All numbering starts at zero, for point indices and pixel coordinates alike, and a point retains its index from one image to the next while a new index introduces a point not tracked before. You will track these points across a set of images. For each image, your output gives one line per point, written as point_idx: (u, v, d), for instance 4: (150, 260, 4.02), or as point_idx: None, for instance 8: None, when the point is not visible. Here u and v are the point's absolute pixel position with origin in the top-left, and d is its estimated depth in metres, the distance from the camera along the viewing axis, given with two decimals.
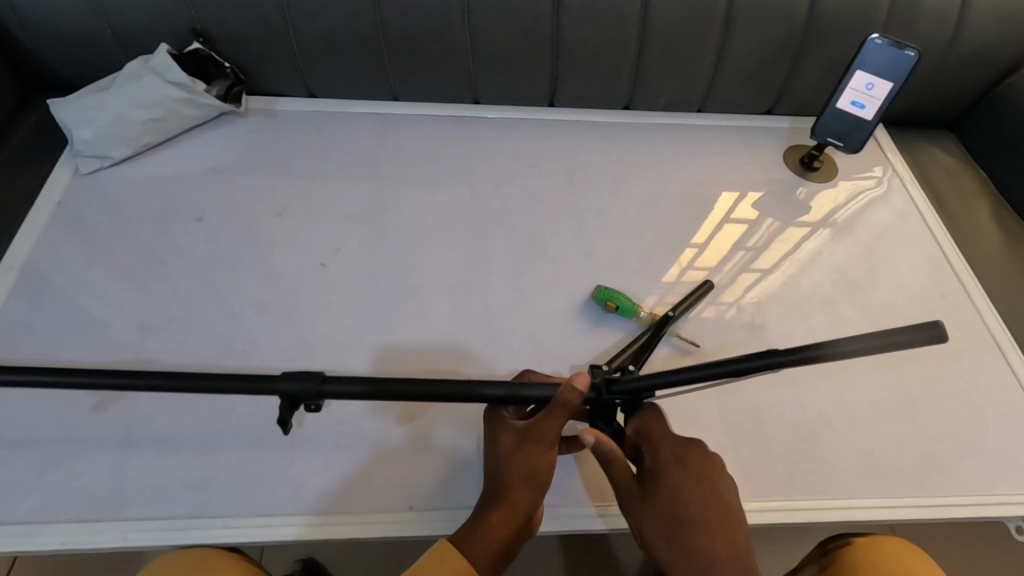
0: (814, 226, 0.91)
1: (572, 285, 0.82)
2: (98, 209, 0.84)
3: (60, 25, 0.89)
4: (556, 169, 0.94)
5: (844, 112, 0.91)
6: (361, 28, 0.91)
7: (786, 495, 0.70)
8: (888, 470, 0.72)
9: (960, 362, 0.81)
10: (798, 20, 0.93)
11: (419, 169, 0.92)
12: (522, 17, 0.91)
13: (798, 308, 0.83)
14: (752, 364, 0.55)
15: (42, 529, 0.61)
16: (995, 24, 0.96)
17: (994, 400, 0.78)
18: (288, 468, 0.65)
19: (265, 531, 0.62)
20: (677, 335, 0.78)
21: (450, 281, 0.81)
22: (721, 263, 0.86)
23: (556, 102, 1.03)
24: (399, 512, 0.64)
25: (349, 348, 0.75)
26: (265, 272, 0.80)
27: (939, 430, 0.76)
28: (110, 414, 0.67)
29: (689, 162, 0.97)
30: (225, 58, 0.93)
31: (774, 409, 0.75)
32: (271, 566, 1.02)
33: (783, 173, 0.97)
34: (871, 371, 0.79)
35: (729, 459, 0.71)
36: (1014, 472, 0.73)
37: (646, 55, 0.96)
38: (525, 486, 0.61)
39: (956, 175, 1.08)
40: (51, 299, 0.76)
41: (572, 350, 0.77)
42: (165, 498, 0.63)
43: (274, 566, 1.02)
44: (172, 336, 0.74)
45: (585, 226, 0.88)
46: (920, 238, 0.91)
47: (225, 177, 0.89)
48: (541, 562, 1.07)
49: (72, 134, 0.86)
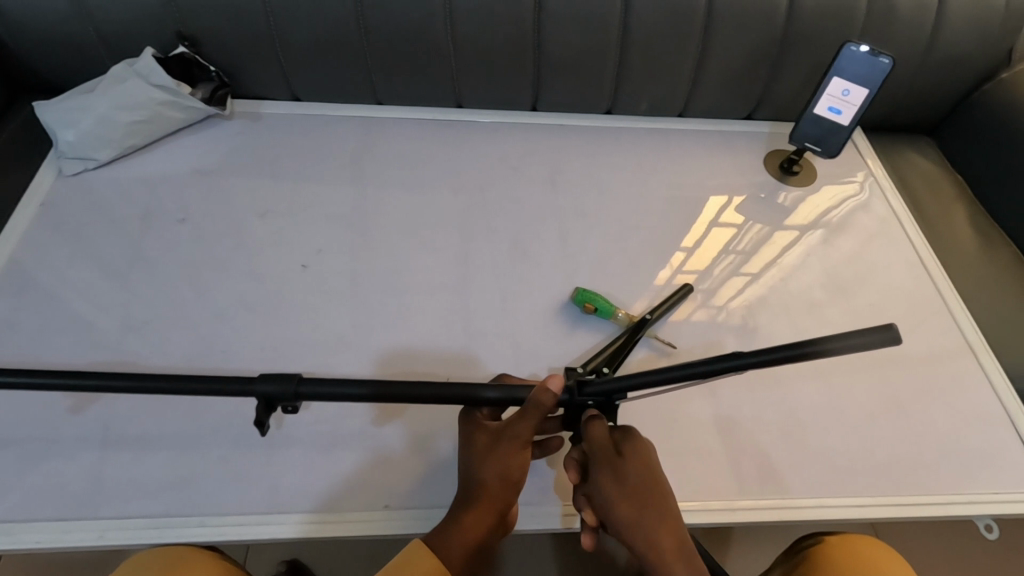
0: (794, 231, 0.92)
1: (552, 287, 0.83)
2: (83, 210, 0.85)
3: (47, 28, 0.90)
4: (539, 171, 0.95)
5: (822, 117, 0.92)
6: (346, 32, 0.92)
7: (761, 494, 0.71)
8: (861, 469, 0.73)
9: (936, 365, 0.82)
10: (777, 27, 0.94)
11: (402, 171, 0.93)
12: (504, 21, 0.92)
13: (777, 311, 0.84)
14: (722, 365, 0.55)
15: (19, 527, 0.61)
16: (970, 32, 0.98)
17: (969, 403, 0.79)
18: (266, 468, 0.66)
19: (242, 530, 0.62)
20: (655, 337, 0.79)
21: (433, 283, 0.82)
22: (707, 268, 0.86)
23: (540, 106, 1.04)
24: (375, 511, 0.64)
25: (329, 349, 0.75)
26: (248, 273, 0.81)
27: (913, 431, 0.76)
28: (90, 413, 0.68)
29: (672, 166, 0.98)
30: (210, 61, 0.94)
31: (750, 410, 0.76)
32: (255, 567, 1.02)
33: (764, 177, 0.98)
34: (847, 372, 0.80)
35: (705, 460, 0.72)
36: (985, 471, 0.74)
37: (627, 60, 0.97)
38: (500, 487, 0.62)
39: (935, 180, 1.10)
40: (32, 299, 0.77)
41: (552, 351, 0.77)
42: (143, 496, 0.63)
43: (257, 566, 1.02)
44: (154, 336, 0.75)
45: (567, 229, 0.89)
46: (899, 243, 0.92)
47: (209, 178, 0.89)
48: (526, 563, 1.07)
49: (56, 136, 0.86)
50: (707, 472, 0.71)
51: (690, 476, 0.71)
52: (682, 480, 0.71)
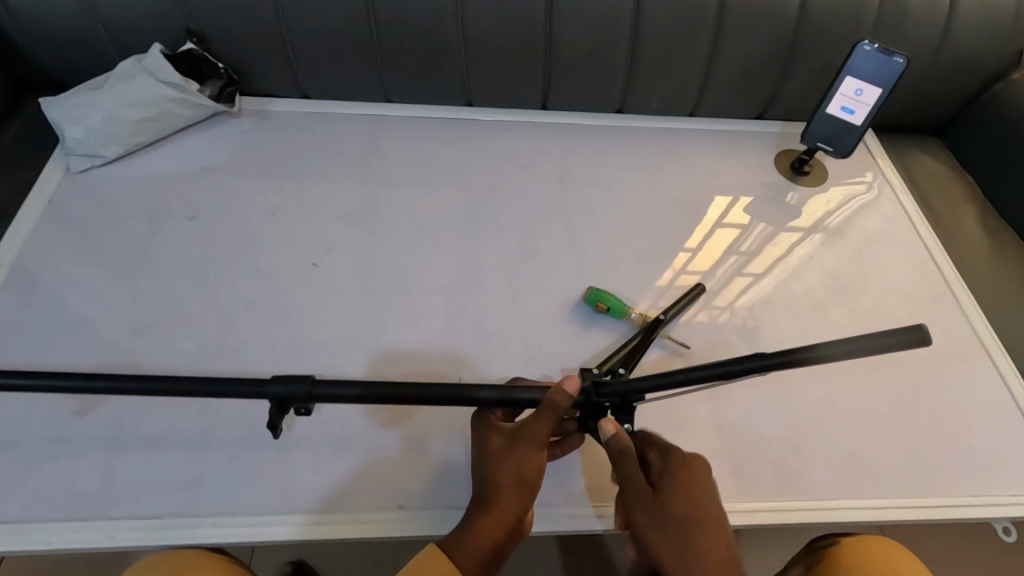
0: (805, 232, 0.91)
1: (563, 287, 0.83)
2: (89, 208, 0.84)
3: (53, 23, 0.89)
4: (549, 170, 0.95)
5: (833, 116, 0.92)
6: (355, 29, 0.91)
7: (776, 496, 0.70)
8: (877, 472, 0.73)
9: (949, 366, 0.81)
10: (788, 26, 0.94)
11: (412, 170, 0.92)
12: (515, 19, 0.92)
13: (789, 311, 0.83)
14: (747, 366, 0.54)
15: (27, 527, 0.60)
16: (982, 33, 0.98)
17: (981, 404, 0.79)
18: (277, 468, 0.65)
19: (253, 531, 0.61)
20: (668, 337, 0.78)
21: (442, 282, 0.81)
22: (713, 268, 0.86)
23: (549, 104, 1.03)
24: (388, 511, 0.63)
25: (341, 349, 0.75)
26: (258, 271, 0.80)
27: (927, 432, 0.76)
28: (99, 413, 0.67)
29: (682, 166, 0.98)
30: (218, 58, 0.93)
31: (764, 411, 0.76)
32: (260, 568, 1.02)
33: (774, 177, 0.98)
34: (861, 372, 0.80)
35: (720, 460, 0.72)
36: (1000, 472, 0.74)
37: (638, 59, 0.97)
38: (516, 488, 0.61)
39: (945, 181, 1.10)
40: (39, 297, 0.76)
41: (563, 351, 0.77)
42: (153, 497, 0.63)
43: (263, 568, 1.01)
44: (162, 335, 0.74)
45: (578, 229, 0.88)
46: (910, 245, 0.92)
47: (218, 176, 0.89)
48: (533, 564, 1.07)
49: (63, 133, 0.85)
50: (719, 473, 0.71)
51: None
52: None
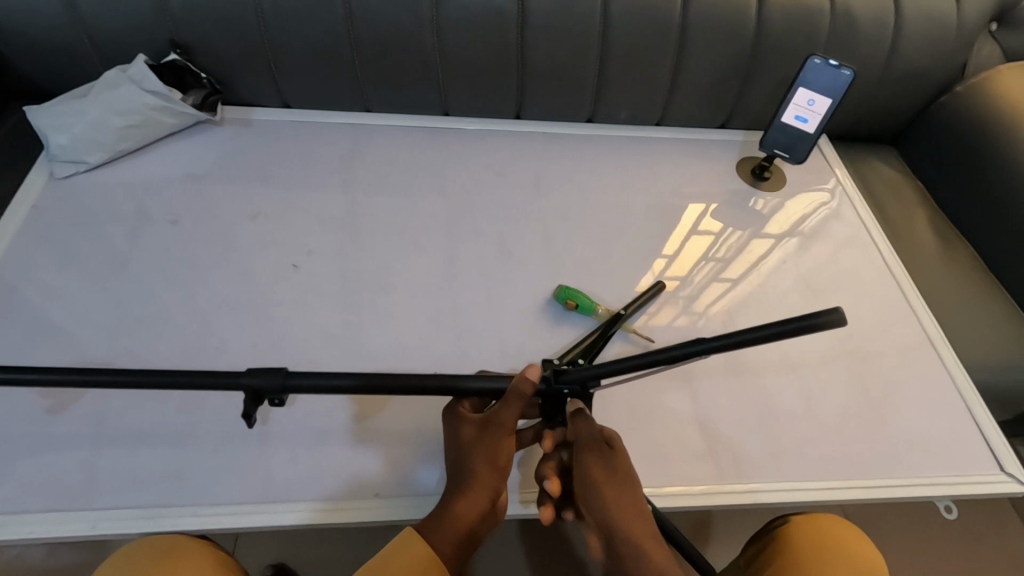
0: (774, 238, 0.96)
1: (536, 286, 0.86)
2: (72, 213, 0.86)
3: (40, 35, 0.91)
4: (525, 176, 0.99)
5: (789, 125, 0.97)
6: (335, 42, 0.95)
7: (738, 480, 0.74)
8: (833, 456, 0.77)
9: (899, 359, 0.86)
10: (747, 40, 0.99)
11: (391, 176, 0.96)
12: (491, 36, 0.96)
13: (753, 308, 0.88)
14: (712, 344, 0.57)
15: (10, 519, 0.61)
16: (926, 47, 1.04)
17: (931, 393, 0.84)
18: (258, 460, 0.67)
19: (232, 520, 0.63)
20: (632, 331, 0.82)
21: (419, 283, 0.85)
22: (689, 275, 0.90)
23: (524, 114, 1.08)
24: (366, 499, 0.66)
25: (321, 346, 0.78)
26: (239, 272, 0.83)
27: (881, 421, 0.80)
28: (83, 409, 0.69)
29: (649, 172, 1.02)
30: (201, 69, 0.96)
31: (728, 402, 0.79)
32: (245, 555, 1.03)
33: (738, 183, 1.03)
34: (818, 365, 0.84)
35: (687, 450, 0.75)
36: (947, 456, 0.79)
37: (608, 73, 1.02)
38: (490, 472, 0.64)
39: (897, 185, 1.16)
40: (23, 299, 0.77)
41: (535, 348, 0.80)
42: (137, 488, 0.65)
43: (247, 554, 1.03)
44: (145, 334, 0.76)
45: (551, 231, 0.92)
46: (865, 248, 0.97)
47: (200, 182, 0.91)
48: (512, 558, 1.09)
49: (48, 140, 0.88)
50: (686, 460, 0.74)
51: (669, 463, 0.74)
52: (665, 469, 0.73)
